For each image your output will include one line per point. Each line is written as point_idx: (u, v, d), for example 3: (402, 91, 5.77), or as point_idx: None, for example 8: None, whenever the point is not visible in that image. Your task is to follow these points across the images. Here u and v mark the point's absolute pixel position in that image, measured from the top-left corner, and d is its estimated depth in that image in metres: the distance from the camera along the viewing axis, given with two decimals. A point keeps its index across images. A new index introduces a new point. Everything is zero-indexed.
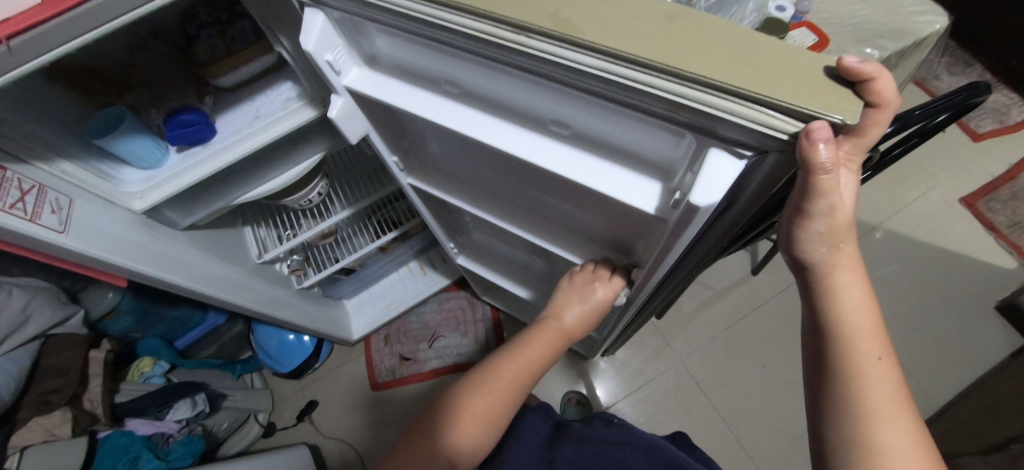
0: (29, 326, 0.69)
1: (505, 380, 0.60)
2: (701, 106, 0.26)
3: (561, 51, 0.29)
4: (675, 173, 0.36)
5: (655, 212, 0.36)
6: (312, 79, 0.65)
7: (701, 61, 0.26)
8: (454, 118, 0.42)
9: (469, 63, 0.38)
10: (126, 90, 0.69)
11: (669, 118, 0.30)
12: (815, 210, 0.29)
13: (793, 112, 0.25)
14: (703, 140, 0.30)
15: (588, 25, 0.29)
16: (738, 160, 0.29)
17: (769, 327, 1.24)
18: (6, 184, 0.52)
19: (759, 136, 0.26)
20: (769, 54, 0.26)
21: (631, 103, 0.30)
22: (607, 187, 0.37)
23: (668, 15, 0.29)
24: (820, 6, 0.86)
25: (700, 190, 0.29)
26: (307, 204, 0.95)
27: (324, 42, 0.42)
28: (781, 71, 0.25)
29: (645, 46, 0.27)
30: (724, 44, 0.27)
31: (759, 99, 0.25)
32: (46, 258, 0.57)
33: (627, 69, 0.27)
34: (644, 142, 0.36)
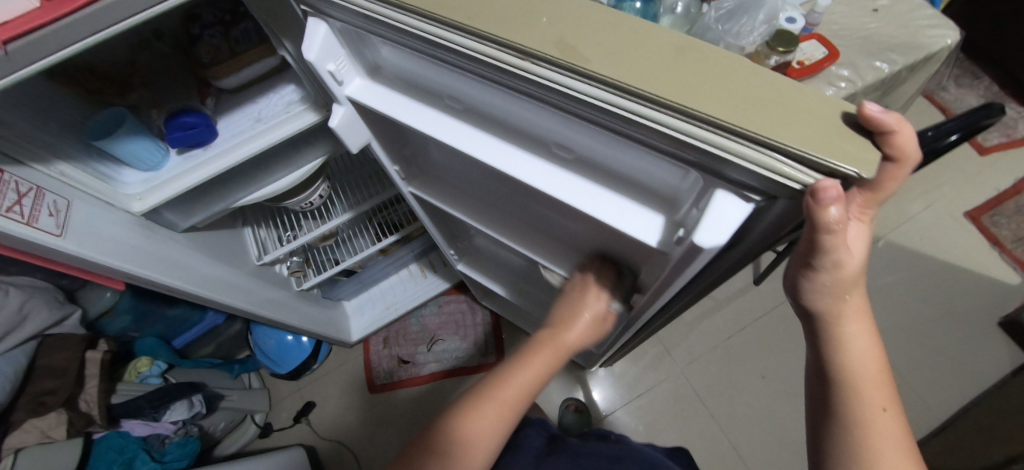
0: (25, 326, 0.69)
1: (507, 397, 0.54)
2: (711, 149, 0.25)
3: (567, 81, 0.28)
4: (680, 207, 0.35)
5: (657, 245, 0.35)
6: (315, 83, 0.64)
7: (715, 99, 0.25)
8: (456, 137, 0.41)
9: (471, 81, 0.37)
10: (126, 89, 0.68)
11: (674, 155, 0.28)
12: (821, 265, 0.31)
13: (804, 160, 0.23)
14: (709, 180, 0.29)
15: (596, 54, 0.27)
16: (745, 203, 0.28)
17: (770, 337, 1.23)
18: (4, 187, 0.51)
19: (766, 182, 0.25)
20: (784, 95, 0.25)
21: (636, 137, 0.29)
22: (609, 218, 0.36)
23: (680, 47, 0.27)
24: (831, 17, 0.84)
25: (705, 229, 0.28)
26: (308, 206, 0.95)
27: (326, 52, 0.41)
28: (797, 116, 0.24)
29: (653, 79, 0.26)
30: (737, 83, 0.25)
31: (769, 144, 0.23)
32: (42, 261, 0.56)
33: (634, 103, 0.26)
34: (649, 171, 0.35)
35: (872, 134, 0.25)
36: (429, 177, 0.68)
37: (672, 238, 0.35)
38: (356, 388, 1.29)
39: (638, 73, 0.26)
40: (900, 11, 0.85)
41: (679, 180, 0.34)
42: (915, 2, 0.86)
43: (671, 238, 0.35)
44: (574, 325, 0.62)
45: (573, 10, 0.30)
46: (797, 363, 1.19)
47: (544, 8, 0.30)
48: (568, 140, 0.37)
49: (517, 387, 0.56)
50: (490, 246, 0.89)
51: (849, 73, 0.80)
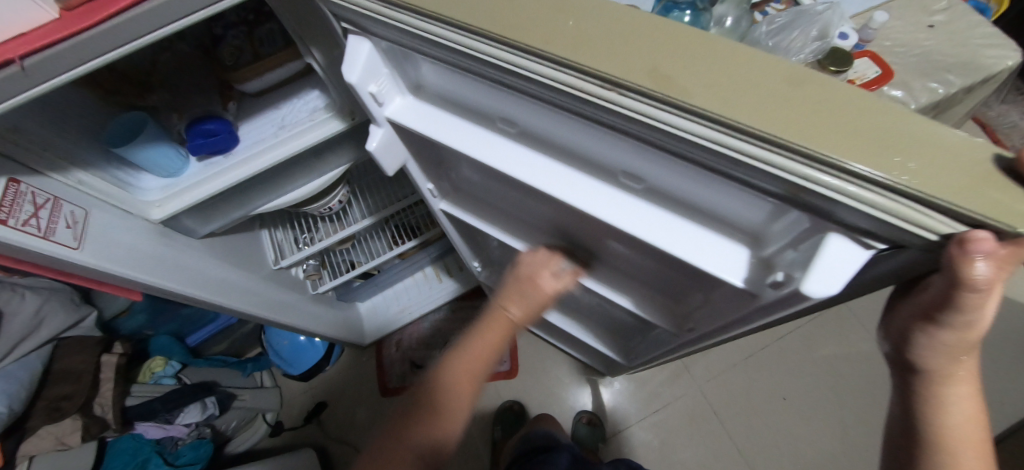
0: (41, 330, 0.68)
1: (463, 380, 0.55)
2: (837, 195, 0.23)
3: (663, 115, 0.25)
4: (770, 244, 0.33)
5: (746, 285, 0.33)
6: (343, 92, 0.61)
7: (842, 140, 0.22)
8: (511, 164, 0.39)
9: (533, 105, 0.34)
10: (146, 91, 0.65)
11: (783, 197, 0.26)
12: (947, 322, 0.27)
13: (951, 212, 0.21)
14: (819, 222, 0.27)
15: (697, 86, 0.24)
16: (864, 250, 0.26)
17: (792, 358, 1.20)
18: (20, 198, 0.49)
19: (894, 228, 0.23)
20: (919, 135, 0.22)
21: (736, 176, 0.27)
22: (690, 255, 0.34)
23: (791, 76, 0.24)
24: (886, 31, 0.79)
25: (816, 279, 0.26)
26: (328, 211, 0.93)
27: (368, 72, 0.38)
28: (941, 157, 0.22)
29: (768, 115, 0.23)
30: (864, 119, 0.23)
31: (910, 193, 0.21)
32: (59, 274, 0.54)
33: (746, 143, 0.23)
34: (734, 208, 0.32)
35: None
36: (458, 193, 0.65)
37: (763, 278, 0.33)
38: (368, 389, 1.28)
39: (750, 109, 0.23)
40: (958, 28, 0.80)
41: (765, 220, 0.32)
42: (975, 18, 0.81)
43: (762, 278, 0.33)
44: (519, 301, 0.58)
45: (664, 30, 0.27)
46: (818, 386, 1.17)
47: (629, 31, 0.27)
48: (639, 170, 0.34)
49: (472, 367, 0.56)
50: (513, 260, 0.86)
51: (901, 95, 0.75)
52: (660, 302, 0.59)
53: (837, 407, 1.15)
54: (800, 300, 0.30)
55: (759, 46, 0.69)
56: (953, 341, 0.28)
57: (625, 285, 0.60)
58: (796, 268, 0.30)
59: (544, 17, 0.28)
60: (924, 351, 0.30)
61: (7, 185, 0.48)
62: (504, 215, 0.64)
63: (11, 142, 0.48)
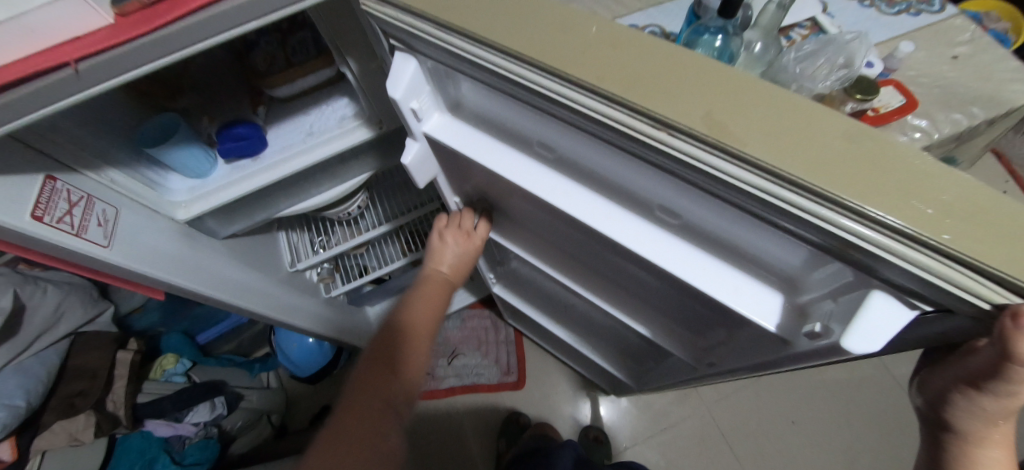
0: (61, 325, 0.69)
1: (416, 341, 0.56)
2: (888, 254, 0.23)
3: (712, 160, 0.25)
4: (805, 290, 0.32)
5: (779, 330, 0.33)
6: (373, 101, 0.61)
7: (895, 200, 0.23)
8: (546, 190, 0.39)
9: (575, 135, 0.34)
10: (178, 93, 0.65)
11: (828, 250, 0.26)
12: (991, 391, 0.26)
13: (1003, 281, 0.21)
14: (863, 278, 0.26)
15: (748, 134, 0.25)
16: (910, 310, 0.26)
17: (803, 382, 1.19)
18: (56, 196, 0.49)
19: (942, 294, 0.23)
20: (970, 202, 0.23)
21: (782, 227, 0.26)
22: (723, 297, 0.33)
23: (845, 131, 0.25)
24: (909, 62, 0.79)
25: (857, 337, 0.26)
26: (346, 216, 0.94)
27: (411, 90, 0.38)
28: (992, 221, 0.22)
29: (819, 169, 0.24)
30: (917, 180, 0.23)
31: (958, 257, 0.22)
32: (87, 271, 0.54)
33: (796, 194, 0.24)
34: (771, 253, 0.32)
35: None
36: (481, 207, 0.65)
37: (797, 327, 0.33)
38: None
39: (800, 161, 0.24)
40: (981, 61, 0.80)
41: (803, 265, 0.31)
42: (999, 52, 0.81)
43: (796, 327, 0.33)
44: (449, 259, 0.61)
45: (718, 75, 0.27)
46: (829, 412, 1.16)
47: (679, 72, 0.28)
48: (676, 208, 0.34)
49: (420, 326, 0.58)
50: (529, 275, 0.86)
51: (926, 124, 0.75)
52: (683, 328, 0.58)
53: (847, 434, 1.13)
54: (839, 354, 0.30)
55: (786, 73, 0.69)
56: (996, 409, 0.26)
57: (645, 308, 0.60)
58: (835, 320, 0.30)
59: (596, 53, 0.29)
60: (961, 416, 0.28)
61: (44, 182, 0.48)
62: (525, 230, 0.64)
63: (48, 139, 0.48)
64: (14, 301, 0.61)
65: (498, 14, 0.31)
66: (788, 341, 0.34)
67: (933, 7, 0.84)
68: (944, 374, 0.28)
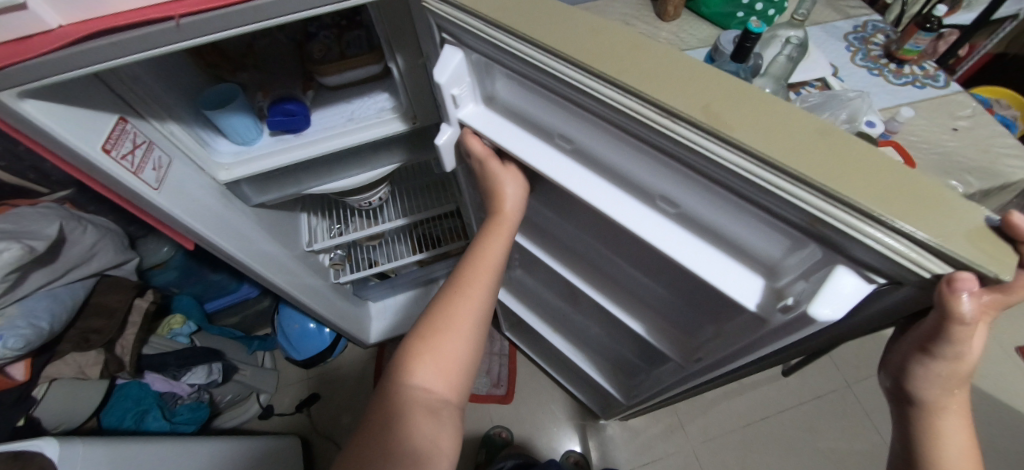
0: (92, 262, 0.74)
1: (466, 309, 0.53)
2: (852, 230, 0.26)
3: (706, 143, 0.29)
4: (783, 275, 0.36)
5: (757, 309, 0.36)
6: (413, 95, 0.67)
7: (857, 185, 0.27)
8: (562, 174, 0.44)
9: (592, 126, 0.39)
10: (239, 69, 0.73)
11: (803, 228, 0.30)
12: (941, 354, 0.31)
13: (947, 257, 0.25)
14: (830, 254, 0.30)
15: (738, 124, 0.29)
16: (867, 283, 0.29)
17: (791, 434, 1.18)
18: (125, 135, 0.55)
19: (898, 267, 0.27)
20: (920, 190, 0.27)
21: (765, 206, 0.30)
22: (711, 276, 0.37)
23: (820, 130, 0.29)
24: (910, 127, 0.85)
25: (822, 303, 0.29)
26: (367, 205, 0.99)
27: (454, 77, 0.44)
28: (944, 210, 0.26)
29: (795, 155, 0.28)
30: (878, 173, 0.27)
31: (907, 232, 0.25)
32: (134, 208, 0.60)
33: (776, 177, 0.28)
34: (757, 240, 0.36)
35: (1014, 241, 0.26)
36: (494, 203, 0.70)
37: (773, 304, 0.36)
38: (363, 389, 1.29)
39: (782, 148, 0.28)
40: (980, 135, 0.85)
41: (782, 254, 0.35)
42: (997, 129, 0.86)
43: (773, 304, 0.36)
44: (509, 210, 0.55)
45: (718, 80, 0.32)
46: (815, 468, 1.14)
47: (686, 74, 0.32)
48: (676, 197, 0.39)
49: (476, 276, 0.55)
50: (531, 280, 0.90)
51: None
52: (671, 337, 0.61)
53: None
54: (806, 323, 0.34)
55: None
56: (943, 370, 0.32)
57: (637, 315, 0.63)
58: (805, 295, 0.33)
59: (617, 54, 0.34)
60: (918, 381, 0.34)
61: (117, 122, 0.54)
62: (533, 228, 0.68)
63: (127, 86, 0.55)
64: (59, 232, 0.67)
65: (538, 18, 0.37)
66: (764, 318, 0.37)
67: (938, 82, 0.90)
68: (903, 345, 0.34)
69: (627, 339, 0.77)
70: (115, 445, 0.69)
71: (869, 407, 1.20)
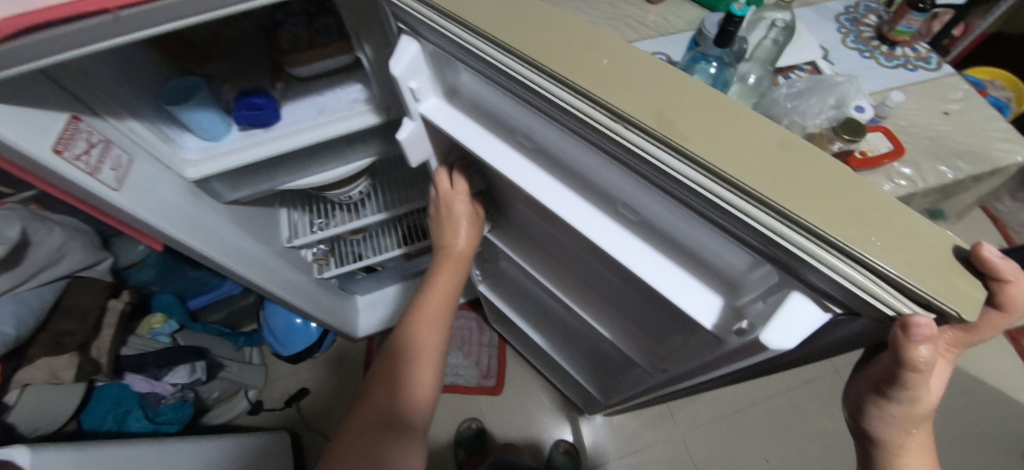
0: (61, 264, 0.72)
1: (429, 338, 0.59)
2: (804, 253, 0.25)
3: (659, 152, 0.28)
4: (744, 292, 0.35)
5: (713, 328, 0.35)
6: (384, 87, 0.65)
7: (815, 205, 0.25)
8: (523, 177, 0.42)
9: (553, 127, 0.37)
10: (205, 60, 0.70)
11: (758, 248, 0.28)
12: (896, 396, 0.31)
13: (904, 288, 0.24)
14: (786, 279, 0.29)
15: (693, 133, 0.28)
16: (823, 311, 0.28)
17: (779, 420, 1.19)
18: (78, 135, 0.52)
19: (854, 298, 0.25)
20: (880, 212, 0.25)
21: (720, 223, 0.29)
22: (669, 291, 0.36)
23: (781, 143, 0.27)
24: (899, 112, 0.83)
25: (775, 331, 0.28)
26: (347, 199, 0.97)
27: (411, 70, 0.42)
28: (906, 233, 0.25)
29: (751, 170, 0.26)
30: (838, 191, 0.26)
31: (863, 259, 0.24)
32: (94, 210, 0.57)
33: (728, 191, 0.26)
34: (719, 254, 0.34)
35: (986, 273, 0.25)
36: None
37: (730, 326, 0.35)
38: (351, 384, 1.28)
39: (737, 163, 0.26)
40: (972, 119, 0.83)
41: (746, 268, 0.33)
42: (988, 112, 0.84)
43: (730, 325, 0.35)
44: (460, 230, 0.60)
45: (678, 81, 0.30)
46: (803, 453, 1.15)
47: (644, 76, 0.30)
48: (637, 205, 0.37)
49: (432, 306, 0.61)
50: (515, 275, 0.88)
51: (911, 172, 0.78)
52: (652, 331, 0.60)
53: None
54: (759, 349, 0.33)
55: (778, 106, 0.73)
56: (900, 412, 0.32)
57: (618, 313, 0.62)
58: (761, 318, 0.32)
59: (573, 50, 0.32)
60: (878, 423, 0.33)
61: (68, 121, 0.51)
62: (511, 223, 0.67)
63: (79, 82, 0.52)
64: (22, 235, 0.64)
65: (492, 8, 0.34)
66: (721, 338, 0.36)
67: (930, 65, 0.88)
68: (859, 386, 0.34)
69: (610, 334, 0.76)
70: (92, 450, 0.68)
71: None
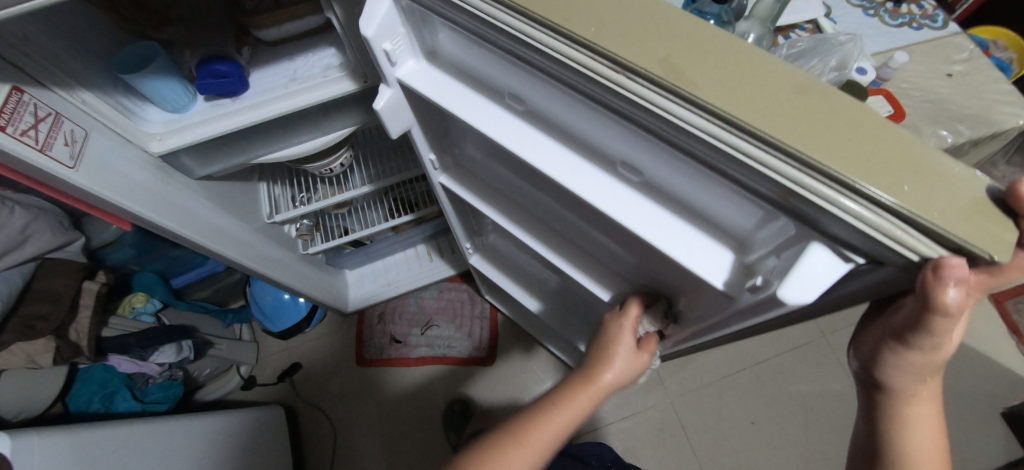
0: (28, 246, 0.68)
1: (523, 453, 0.50)
2: (827, 204, 0.23)
3: (664, 102, 0.25)
4: (753, 249, 0.33)
5: (724, 286, 0.34)
6: (359, 51, 0.60)
7: (837, 150, 0.23)
8: (514, 139, 0.39)
9: (544, 84, 0.34)
10: (164, 23, 0.64)
11: (773, 201, 0.26)
12: (917, 344, 0.29)
13: (933, 235, 0.22)
14: (804, 231, 0.27)
15: (702, 79, 0.25)
16: (844, 262, 0.27)
17: (766, 384, 1.22)
18: (21, 108, 0.48)
19: (879, 247, 0.23)
20: (906, 153, 0.23)
21: (731, 176, 0.27)
22: (675, 251, 0.34)
23: (797, 85, 0.25)
24: (902, 73, 0.79)
25: (793, 285, 0.26)
26: (329, 173, 0.93)
27: (384, 29, 0.38)
28: (935, 177, 0.23)
29: (766, 116, 0.24)
30: (860, 134, 0.24)
31: (891, 206, 0.22)
32: (50, 188, 0.54)
33: (748, 141, 0.24)
34: (727, 211, 0.32)
35: (1016, 213, 0.23)
36: (457, 168, 0.65)
37: (741, 282, 0.34)
38: (345, 356, 1.28)
39: (751, 110, 0.24)
40: (976, 81, 0.80)
41: (753, 226, 0.32)
42: (993, 73, 0.81)
43: (740, 282, 0.34)
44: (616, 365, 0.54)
45: (680, 23, 0.28)
46: (789, 415, 1.18)
47: (643, 19, 0.28)
48: (638, 163, 0.35)
49: (539, 429, 0.52)
50: (505, 247, 0.86)
51: (910, 137, 0.76)
52: None
53: (804, 439, 1.16)
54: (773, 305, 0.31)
55: None
56: (920, 361, 0.31)
57: (610, 285, 0.61)
58: (775, 275, 0.30)
59: None
60: (892, 371, 0.33)
61: (10, 92, 0.47)
62: (500, 195, 0.64)
63: (20, 51, 0.47)
64: None
65: None
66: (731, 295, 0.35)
67: (936, 22, 0.84)
68: (875, 334, 0.32)
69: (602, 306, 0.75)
70: (78, 434, 0.67)
71: (843, 356, 1.22)
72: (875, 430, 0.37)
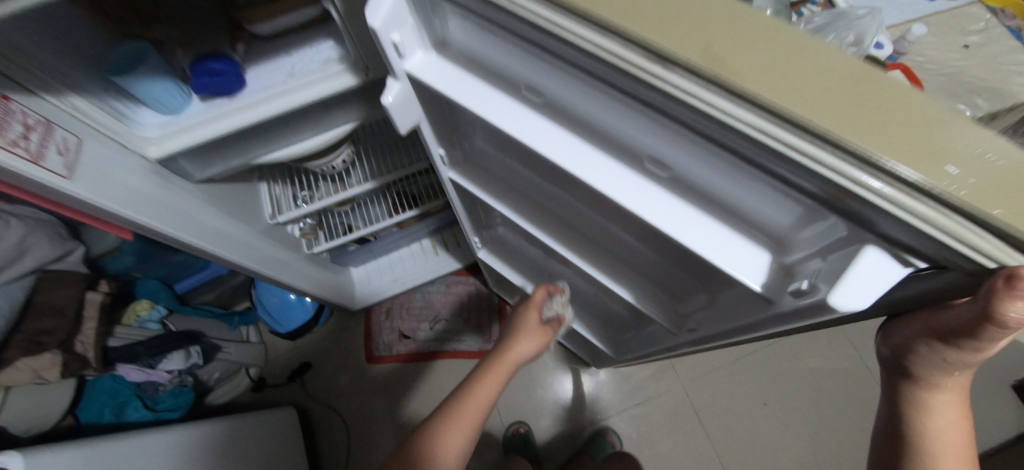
0: (26, 259, 0.66)
1: (482, 395, 0.65)
2: (888, 205, 0.21)
3: (704, 96, 0.23)
4: (791, 249, 0.32)
5: (762, 288, 0.32)
6: (361, 45, 0.58)
7: (902, 145, 0.21)
8: (532, 136, 0.37)
9: (567, 76, 0.32)
10: (154, 22, 0.61)
11: (826, 199, 0.24)
12: (961, 345, 0.28)
13: (1011, 238, 0.20)
14: (855, 232, 0.25)
15: (747, 69, 0.23)
16: (901, 267, 0.25)
17: (778, 366, 1.21)
18: (10, 118, 0.46)
19: (941, 248, 0.22)
20: (975, 151, 0.21)
21: (777, 173, 0.25)
22: (703, 250, 0.33)
23: (853, 76, 0.23)
24: (919, 46, 0.77)
25: (843, 292, 0.25)
26: (330, 170, 0.90)
27: (392, 20, 0.36)
28: (1008, 176, 0.21)
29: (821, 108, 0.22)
30: (925, 128, 0.22)
31: (964, 209, 0.20)
32: (45, 200, 0.52)
33: (796, 136, 0.22)
34: (764, 209, 0.30)
35: None
36: (466, 163, 0.63)
37: (782, 285, 0.32)
38: (354, 354, 1.27)
39: (802, 101, 0.22)
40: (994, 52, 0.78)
41: (793, 224, 0.30)
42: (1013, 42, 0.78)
43: (781, 285, 0.32)
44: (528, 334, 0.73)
45: (719, 7, 0.25)
46: (801, 396, 1.18)
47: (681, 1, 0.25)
48: (667, 159, 0.33)
49: (484, 381, 0.67)
50: (516, 240, 0.84)
51: None
52: (663, 294, 0.58)
53: (816, 418, 1.16)
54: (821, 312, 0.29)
55: None
56: (959, 360, 0.29)
57: (629, 278, 0.59)
58: (821, 278, 0.29)
59: None
60: (923, 365, 0.32)
61: None
62: (510, 188, 0.62)
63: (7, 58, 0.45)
64: None
65: None
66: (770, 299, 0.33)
67: None
68: (910, 326, 0.31)
69: (618, 298, 0.74)
70: (91, 448, 0.66)
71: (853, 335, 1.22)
72: (898, 418, 0.37)
